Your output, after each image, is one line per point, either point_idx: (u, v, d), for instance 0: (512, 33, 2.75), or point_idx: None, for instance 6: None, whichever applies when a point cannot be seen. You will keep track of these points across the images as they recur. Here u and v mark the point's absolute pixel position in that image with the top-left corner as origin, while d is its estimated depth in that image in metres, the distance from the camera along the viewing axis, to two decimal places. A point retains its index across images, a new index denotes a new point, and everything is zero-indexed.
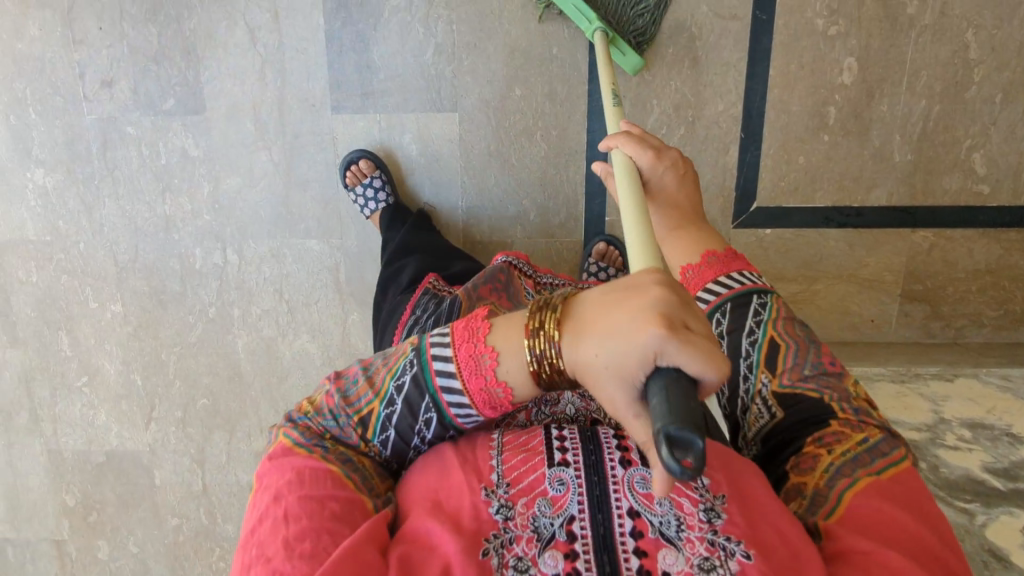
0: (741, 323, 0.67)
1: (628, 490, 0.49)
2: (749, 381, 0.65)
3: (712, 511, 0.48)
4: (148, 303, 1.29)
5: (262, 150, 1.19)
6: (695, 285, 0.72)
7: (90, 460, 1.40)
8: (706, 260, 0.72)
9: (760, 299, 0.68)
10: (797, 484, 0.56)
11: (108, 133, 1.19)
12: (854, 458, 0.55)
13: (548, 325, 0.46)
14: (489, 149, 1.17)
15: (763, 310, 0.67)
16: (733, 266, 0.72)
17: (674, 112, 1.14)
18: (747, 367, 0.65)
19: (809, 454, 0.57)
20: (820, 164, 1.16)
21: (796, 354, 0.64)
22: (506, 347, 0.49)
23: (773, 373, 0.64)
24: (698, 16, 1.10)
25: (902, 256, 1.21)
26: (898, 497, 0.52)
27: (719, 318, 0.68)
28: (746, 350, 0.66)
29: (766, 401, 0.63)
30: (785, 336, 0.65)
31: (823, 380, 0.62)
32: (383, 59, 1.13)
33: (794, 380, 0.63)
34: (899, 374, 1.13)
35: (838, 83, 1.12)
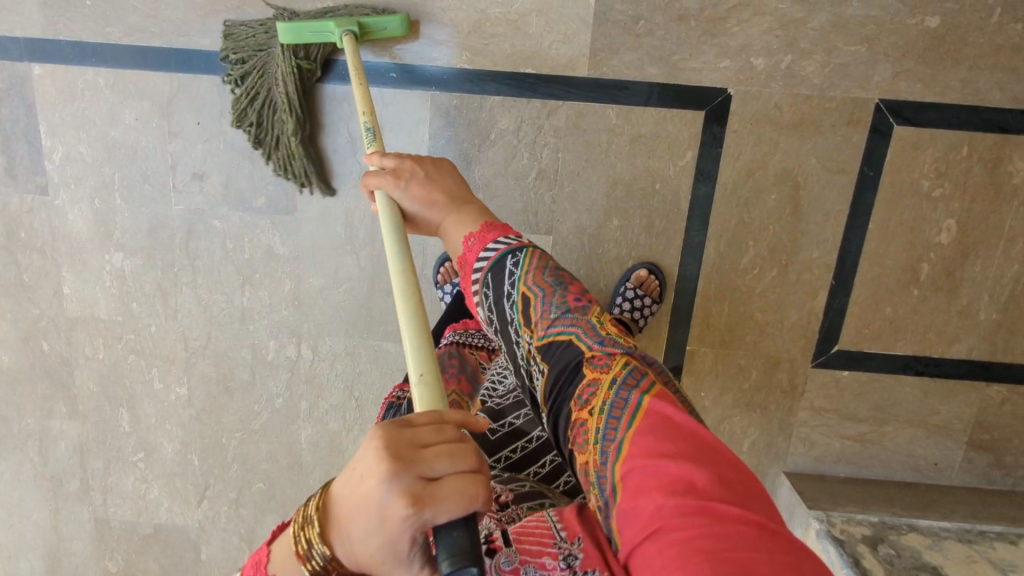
0: (501, 286, 0.71)
1: (495, 573, 0.55)
2: (534, 347, 0.68)
3: (571, 556, 0.55)
4: (215, 388, 1.27)
5: (348, 255, 1.18)
6: (472, 259, 0.75)
7: (137, 531, 1.39)
8: (477, 233, 0.76)
9: (514, 258, 0.71)
10: (586, 460, 0.58)
11: (194, 223, 1.17)
12: (608, 414, 0.57)
13: (314, 538, 0.47)
14: (577, 273, 1.17)
15: (517, 268, 0.70)
16: (490, 238, 0.75)
17: (769, 254, 1.14)
18: (522, 332, 0.69)
19: (576, 422, 0.59)
20: (906, 316, 1.16)
21: (540, 301, 0.67)
22: (280, 566, 0.49)
23: (532, 329, 0.67)
24: (806, 166, 1.09)
25: (973, 407, 1.22)
26: (650, 433, 0.54)
27: (488, 287, 0.72)
28: (510, 312, 0.69)
29: (535, 357, 0.67)
30: (533, 286, 0.68)
31: (568, 318, 0.65)
32: (484, 178, 1.12)
33: (545, 330, 0.66)
34: (966, 532, 1.14)
35: (934, 242, 1.12)
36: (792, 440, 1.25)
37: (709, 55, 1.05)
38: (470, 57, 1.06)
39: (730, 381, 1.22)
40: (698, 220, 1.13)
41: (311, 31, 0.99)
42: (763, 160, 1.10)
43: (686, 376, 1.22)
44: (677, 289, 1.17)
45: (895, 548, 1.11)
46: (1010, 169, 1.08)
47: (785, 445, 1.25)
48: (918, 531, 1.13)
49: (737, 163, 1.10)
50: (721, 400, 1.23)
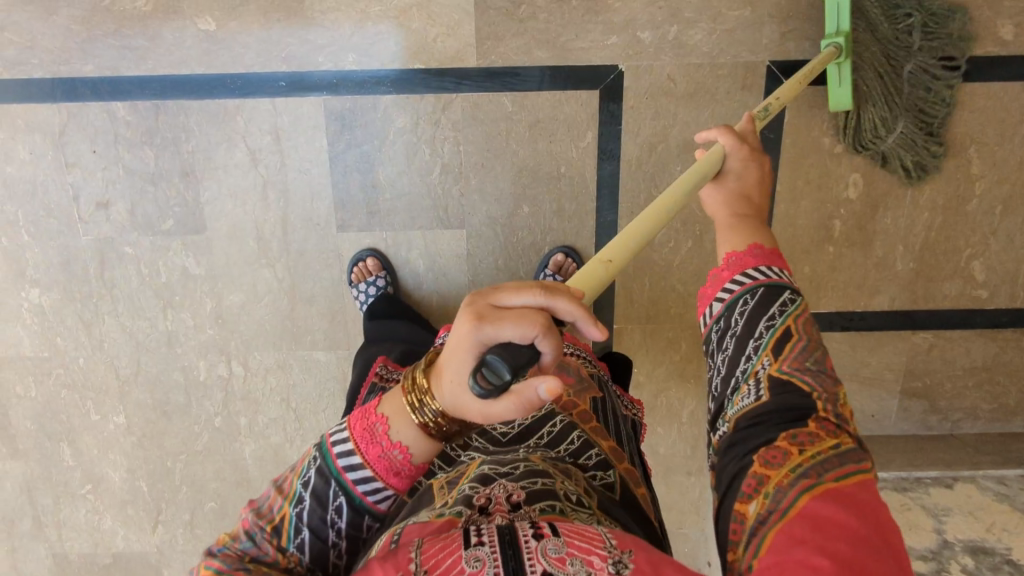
0: (754, 316, 0.63)
1: (540, 556, 0.47)
2: (750, 361, 0.62)
3: (621, 564, 0.48)
4: (152, 413, 1.27)
5: (264, 267, 1.17)
6: (725, 279, 0.68)
7: (96, 562, 1.39)
8: (754, 251, 0.68)
9: (789, 295, 0.64)
10: (759, 475, 0.54)
11: (106, 252, 1.16)
12: (819, 460, 0.53)
13: (424, 393, 0.51)
14: (496, 264, 1.17)
15: (790, 304, 0.64)
16: (759, 263, 0.67)
17: (682, 226, 1.14)
18: (754, 348, 0.62)
19: (778, 447, 0.54)
20: (826, 273, 1.17)
21: (803, 347, 0.61)
22: (392, 413, 0.53)
23: (775, 358, 0.61)
24: (707, 134, 1.09)
25: (902, 356, 1.23)
26: (839, 496, 0.50)
27: (740, 304, 0.65)
28: (758, 332, 0.62)
29: (758, 383, 0.60)
30: (800, 329, 0.62)
31: (818, 377, 0.59)
32: (389, 178, 1.12)
33: (792, 368, 0.60)
34: (901, 480, 1.15)
35: (843, 198, 1.12)
36: None
37: (595, 33, 1.04)
38: (357, 58, 1.05)
39: (661, 354, 1.22)
40: (608, 199, 1.12)
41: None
42: (664, 132, 1.09)
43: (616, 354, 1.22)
44: None
45: None
46: None
47: None
48: None
49: (638, 138, 1.09)
50: (654, 373, 1.24)
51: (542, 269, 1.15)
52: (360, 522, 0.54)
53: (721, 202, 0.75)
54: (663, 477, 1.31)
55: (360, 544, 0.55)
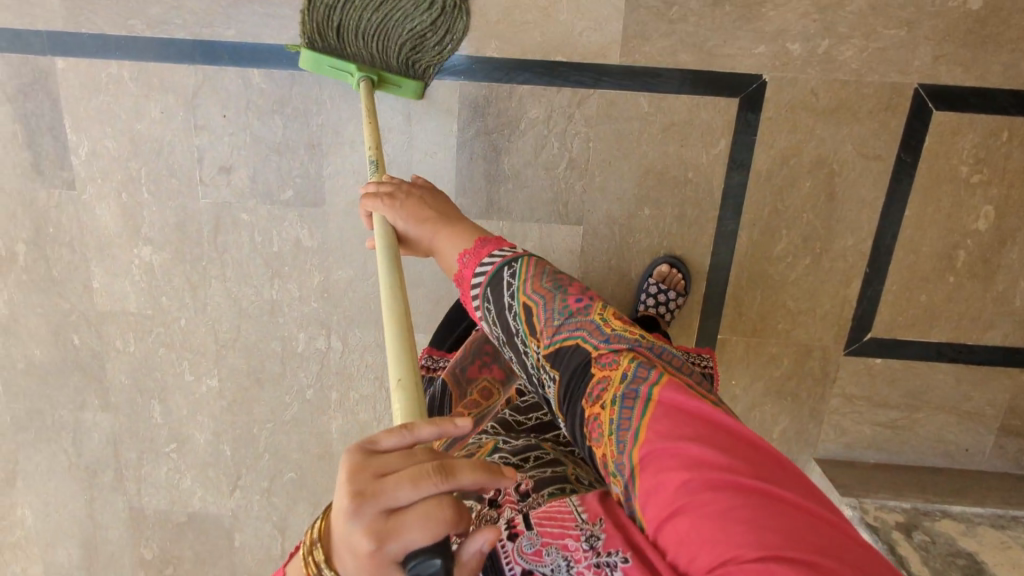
0: (501, 300, 0.66)
1: (517, 556, 0.52)
2: (529, 350, 0.65)
3: (593, 537, 0.51)
4: (245, 380, 1.28)
5: (377, 246, 1.17)
6: (467, 276, 0.70)
7: (170, 519, 1.40)
8: (473, 249, 0.71)
9: (512, 267, 0.66)
10: (602, 456, 0.55)
11: (221, 217, 1.17)
12: (627, 407, 0.55)
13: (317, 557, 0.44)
14: (608, 263, 1.16)
15: (513, 279, 0.65)
16: (485, 251, 0.70)
17: (802, 243, 1.13)
18: (523, 342, 0.65)
19: (594, 414, 0.57)
20: (942, 303, 1.15)
21: (546, 309, 0.63)
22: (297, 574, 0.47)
23: (537, 338, 0.64)
24: (842, 152, 1.08)
25: (1006, 393, 1.21)
26: (668, 426, 0.52)
27: (488, 303, 0.68)
28: (515, 325, 0.66)
29: (544, 365, 0.64)
30: (533, 295, 0.64)
31: (574, 323, 0.62)
32: (514, 168, 1.11)
33: (552, 338, 0.63)
34: (1000, 518, 1.14)
35: (971, 228, 1.11)
36: (823, 427, 1.25)
37: (744, 41, 1.03)
38: (500, 45, 1.05)
39: (761, 369, 1.21)
40: (732, 209, 1.11)
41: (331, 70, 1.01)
42: (798, 146, 1.08)
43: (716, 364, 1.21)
44: (708, 278, 1.16)
45: (929, 535, 1.09)
46: None
47: (815, 432, 1.25)
48: (951, 517, 1.13)
49: (771, 150, 1.08)
50: (751, 388, 1.23)
51: (647, 279, 1.14)
52: None
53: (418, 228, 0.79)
54: None
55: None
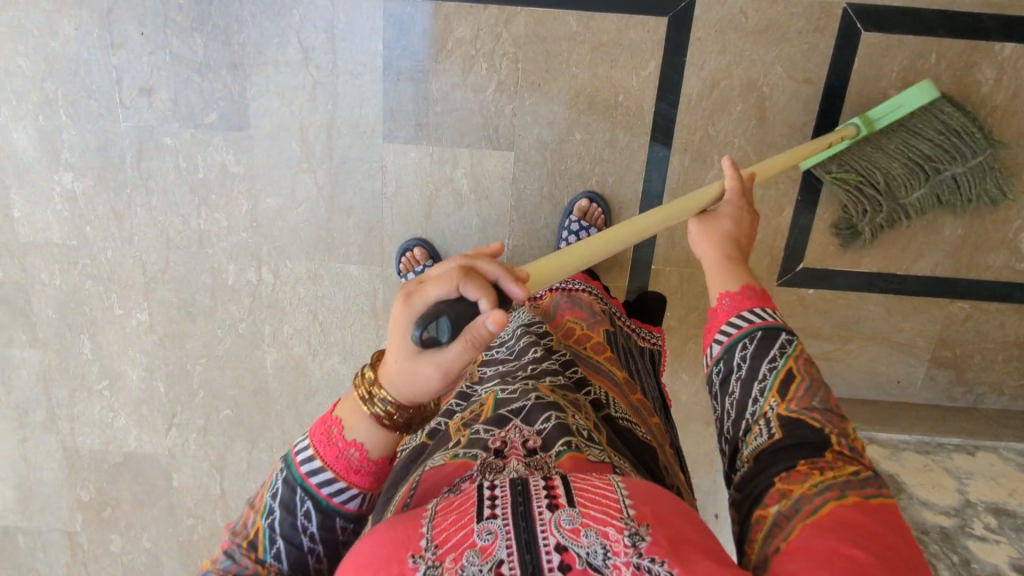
0: (766, 351, 0.62)
1: (554, 528, 0.41)
2: (756, 403, 0.60)
3: (638, 536, 0.40)
4: (176, 313, 1.25)
5: (304, 173, 1.15)
6: (715, 326, 0.68)
7: (106, 459, 1.38)
8: (749, 291, 0.69)
9: (788, 334, 0.63)
10: (781, 490, 0.51)
11: (144, 142, 1.14)
12: (842, 481, 0.49)
13: (373, 385, 0.52)
14: (541, 191, 1.15)
15: (789, 345, 0.62)
16: (743, 306, 0.68)
17: (733, 169, 1.13)
18: (760, 391, 0.60)
19: (798, 471, 0.51)
20: (873, 231, 1.15)
21: (809, 387, 0.59)
22: (349, 413, 0.53)
23: (782, 398, 0.58)
24: (772, 75, 1.07)
25: (936, 324, 1.22)
26: (848, 523, 0.45)
27: (737, 346, 0.64)
28: (761, 373, 0.61)
29: (769, 422, 0.58)
30: (803, 370, 0.60)
31: (828, 415, 0.57)
32: (442, 91, 1.09)
33: (800, 407, 0.57)
34: (923, 444, 1.15)
35: (901, 154, 1.11)
36: None
37: None
38: None
39: (696, 300, 1.21)
40: (663, 133, 1.10)
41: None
42: (728, 69, 1.07)
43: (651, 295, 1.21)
44: (641, 206, 1.15)
45: None
46: (980, 77, 1.06)
47: None
48: (876, 443, 1.14)
49: (702, 72, 1.07)
50: (686, 319, 1.23)
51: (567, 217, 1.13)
52: (332, 523, 0.53)
53: (711, 239, 0.78)
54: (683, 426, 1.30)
55: (340, 547, 0.54)
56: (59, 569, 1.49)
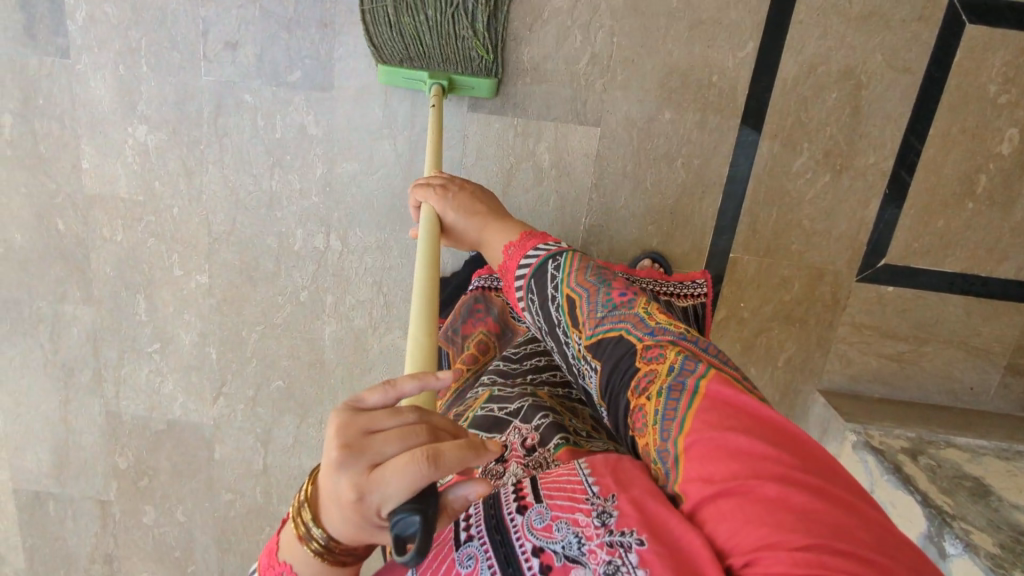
0: (547, 289, 0.71)
1: (528, 532, 0.51)
2: (570, 342, 0.69)
3: (605, 513, 0.50)
4: (237, 277, 1.22)
5: (384, 138, 1.13)
6: (513, 267, 0.76)
7: (149, 427, 1.34)
8: (514, 246, 0.76)
9: (556, 262, 0.71)
10: (644, 442, 0.57)
11: (223, 98, 1.11)
12: (666, 398, 0.56)
13: (308, 517, 0.46)
14: (624, 170, 1.13)
15: (558, 273, 0.70)
16: (529, 245, 0.75)
17: (823, 158, 1.10)
18: (564, 332, 0.69)
19: (639, 406, 0.59)
20: (959, 230, 1.13)
21: (588, 303, 0.67)
22: (289, 549, 0.49)
23: (580, 328, 0.67)
24: (871, 63, 1.05)
25: (1015, 329, 1.20)
26: (718, 408, 0.52)
27: (532, 292, 0.73)
28: (557, 315, 0.70)
29: (587, 357, 0.67)
30: (577, 288, 0.69)
31: (617, 315, 0.65)
32: (533, 62, 1.08)
33: (596, 328, 0.66)
34: (1003, 450, 1.12)
35: (995, 152, 1.09)
36: (829, 356, 1.22)
37: None
38: None
39: (771, 292, 1.19)
40: (754, 118, 1.09)
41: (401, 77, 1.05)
42: (826, 54, 1.05)
43: (727, 284, 1.19)
44: (725, 191, 1.13)
45: (935, 459, 1.07)
46: None
47: (821, 361, 1.23)
48: (956, 446, 1.11)
49: (799, 56, 1.05)
50: (759, 311, 1.20)
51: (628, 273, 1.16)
52: None
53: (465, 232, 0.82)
54: None
55: None
56: (87, 539, 1.45)
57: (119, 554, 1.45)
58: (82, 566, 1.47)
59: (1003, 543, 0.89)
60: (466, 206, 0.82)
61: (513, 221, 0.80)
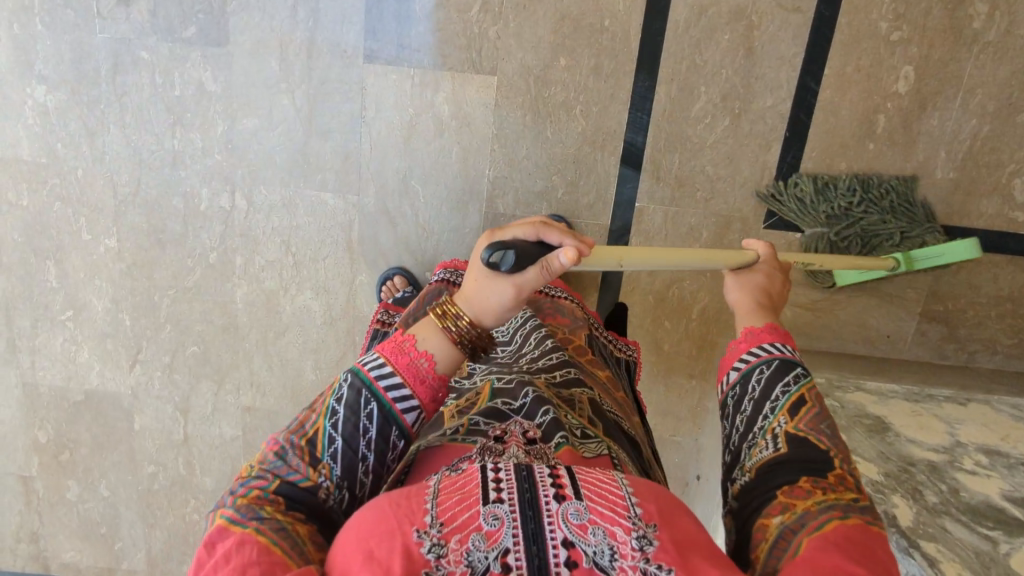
0: (773, 377, 0.63)
1: (562, 520, 0.42)
2: (761, 422, 0.61)
3: (645, 539, 0.43)
4: (146, 240, 1.22)
5: (283, 93, 1.13)
6: (733, 354, 0.68)
7: (66, 398, 1.33)
8: (767, 329, 0.68)
9: (801, 370, 0.63)
10: (784, 505, 0.52)
11: (120, 56, 1.11)
12: (845, 505, 0.50)
13: (447, 304, 0.55)
14: (523, 120, 1.12)
15: (803, 377, 0.62)
16: (764, 340, 0.67)
17: (721, 102, 1.10)
18: (768, 409, 0.61)
19: (804, 487, 0.52)
20: (863, 172, 1.13)
21: (818, 413, 0.59)
22: (420, 330, 0.56)
23: (790, 417, 0.59)
24: (761, 3, 1.05)
25: (928, 275, 1.19)
26: (846, 541, 0.47)
27: (750, 373, 0.65)
28: (773, 396, 0.61)
29: (775, 436, 0.58)
30: (814, 397, 0.61)
31: (837, 439, 0.57)
32: (427, 12, 1.08)
33: (808, 428, 0.58)
34: (912, 393, 1.11)
35: (891, 91, 1.09)
36: None
37: None
38: None
39: (681, 242, 1.18)
40: (649, 62, 1.09)
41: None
42: None
43: (635, 235, 1.18)
44: (626, 139, 1.12)
45: (839, 401, 1.05)
46: (971, 12, 1.05)
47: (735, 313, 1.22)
48: (863, 389, 1.10)
49: None
50: None
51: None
52: (389, 435, 0.53)
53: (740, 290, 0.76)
54: (664, 378, 1.26)
55: (386, 461, 0.54)
56: (12, 517, 1.43)
57: (44, 531, 1.44)
58: (8, 545, 1.46)
59: (888, 471, 0.87)
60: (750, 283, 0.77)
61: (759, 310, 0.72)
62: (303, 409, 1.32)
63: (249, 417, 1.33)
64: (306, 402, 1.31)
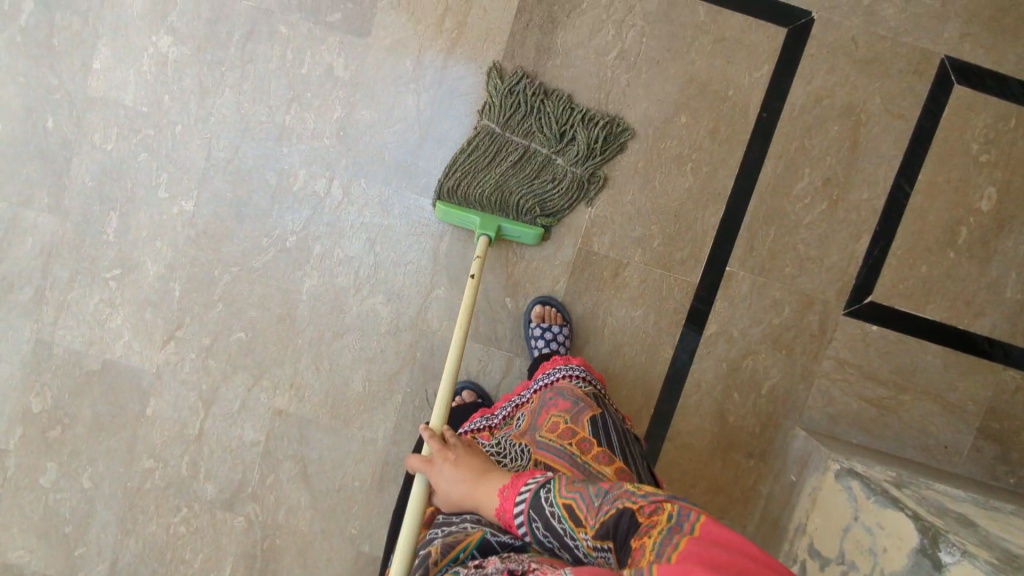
0: (538, 499, 0.72)
1: None
2: (577, 543, 0.68)
3: None
4: (224, 210, 1.16)
5: (407, 93, 1.15)
6: (509, 518, 0.75)
7: (80, 365, 1.20)
8: (502, 493, 0.76)
9: (546, 489, 0.73)
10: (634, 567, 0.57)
11: (258, 26, 1.13)
12: (666, 531, 0.58)
13: None
14: (636, 167, 1.16)
15: (550, 491, 0.72)
16: (521, 481, 0.76)
17: (822, 186, 1.16)
18: (569, 536, 0.69)
19: (637, 546, 0.60)
20: (941, 278, 1.18)
21: (583, 496, 0.69)
22: None
23: (583, 525, 0.67)
24: (870, 104, 1.14)
25: (988, 390, 1.21)
26: (708, 543, 0.54)
27: (532, 519, 0.72)
28: (560, 527, 0.69)
29: (599, 548, 0.66)
30: (569, 492, 0.70)
31: (610, 496, 0.67)
32: (566, 46, 1.14)
33: (596, 515, 0.67)
34: (979, 500, 1.09)
35: (975, 207, 1.17)
36: (812, 390, 1.20)
37: None
38: None
39: (762, 314, 1.19)
40: (762, 136, 1.15)
41: (462, 216, 1.12)
42: (833, 89, 1.14)
43: (720, 298, 1.18)
44: (728, 203, 1.16)
45: (920, 493, 1.04)
46: None
47: (804, 396, 1.20)
48: (933, 488, 1.08)
49: (808, 86, 1.14)
50: (749, 333, 1.19)
51: (531, 325, 1.15)
52: None
53: (450, 471, 0.81)
54: (722, 454, 1.21)
55: None
56: None
57: None
58: None
59: (1000, 556, 0.85)
60: (455, 472, 0.81)
61: (497, 474, 0.80)
62: (339, 422, 1.21)
63: (277, 421, 1.21)
64: (345, 414, 1.21)
